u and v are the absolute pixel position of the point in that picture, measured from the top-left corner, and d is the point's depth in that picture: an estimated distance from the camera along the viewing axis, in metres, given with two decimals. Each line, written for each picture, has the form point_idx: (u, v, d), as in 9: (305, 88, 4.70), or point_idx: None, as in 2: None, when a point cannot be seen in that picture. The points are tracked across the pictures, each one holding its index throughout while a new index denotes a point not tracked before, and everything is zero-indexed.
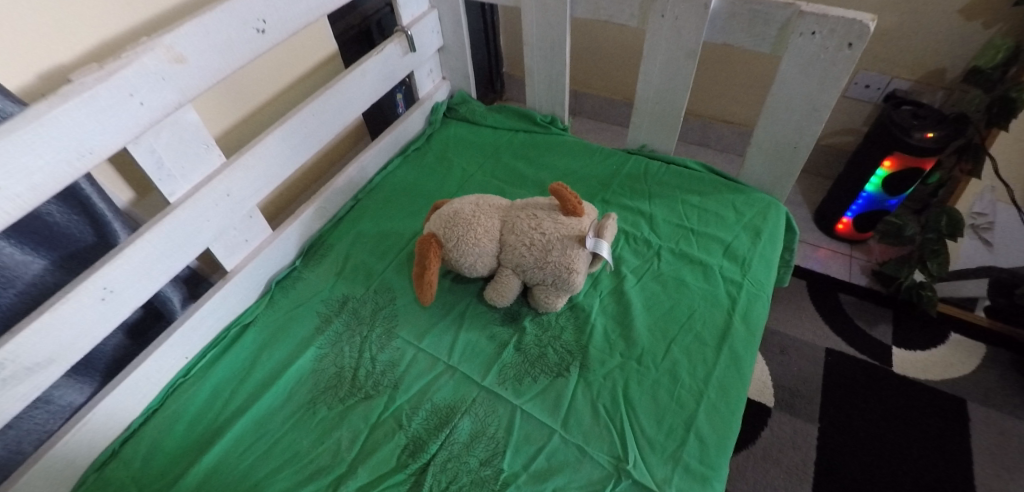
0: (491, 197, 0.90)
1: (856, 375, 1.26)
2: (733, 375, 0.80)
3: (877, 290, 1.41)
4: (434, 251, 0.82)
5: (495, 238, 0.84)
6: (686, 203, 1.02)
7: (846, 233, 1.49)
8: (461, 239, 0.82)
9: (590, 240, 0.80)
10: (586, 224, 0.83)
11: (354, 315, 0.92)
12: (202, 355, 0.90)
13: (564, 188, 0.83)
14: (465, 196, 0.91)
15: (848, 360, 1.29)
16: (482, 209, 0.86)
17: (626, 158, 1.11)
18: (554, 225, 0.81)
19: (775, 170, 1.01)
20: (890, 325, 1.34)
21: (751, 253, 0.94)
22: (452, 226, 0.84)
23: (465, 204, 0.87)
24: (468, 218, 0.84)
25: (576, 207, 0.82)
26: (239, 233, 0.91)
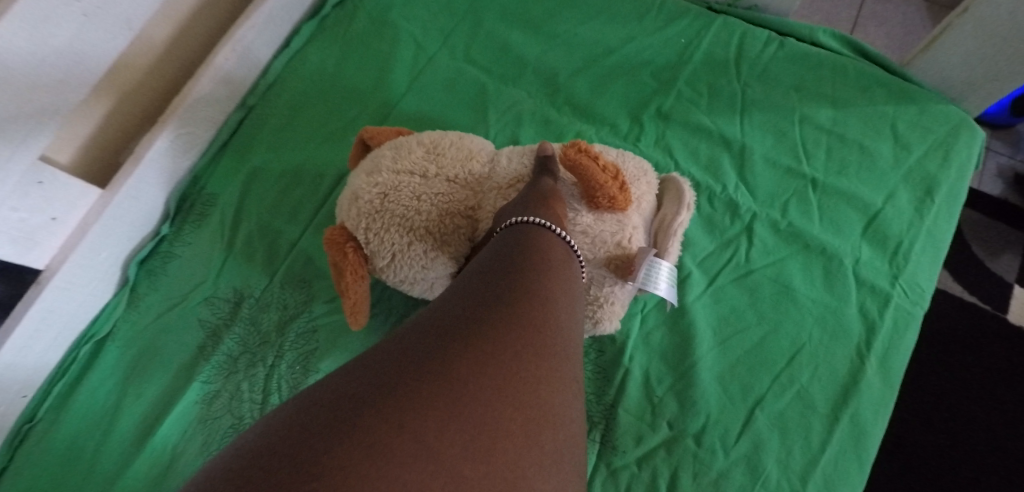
0: (455, 152, 0.48)
1: (958, 323, 0.93)
2: (853, 463, 0.49)
3: (1015, 201, 1.00)
4: (353, 273, 0.44)
5: (461, 248, 0.46)
6: (806, 126, 0.58)
7: (992, 115, 1.01)
8: (399, 257, 0.45)
9: (641, 271, 0.42)
10: (631, 228, 0.43)
11: (255, 330, 0.59)
12: (48, 387, 0.60)
13: (592, 158, 0.42)
14: (406, 143, 0.48)
15: (951, 301, 0.94)
16: (434, 193, 0.45)
17: (705, 20, 0.63)
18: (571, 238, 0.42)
19: (985, 64, 0.55)
20: (1019, 255, 0.97)
21: (913, 231, 0.54)
22: (378, 232, 0.44)
23: (403, 172, 0.46)
24: (409, 215, 0.44)
25: (617, 198, 0.41)
26: (30, 214, 0.53)
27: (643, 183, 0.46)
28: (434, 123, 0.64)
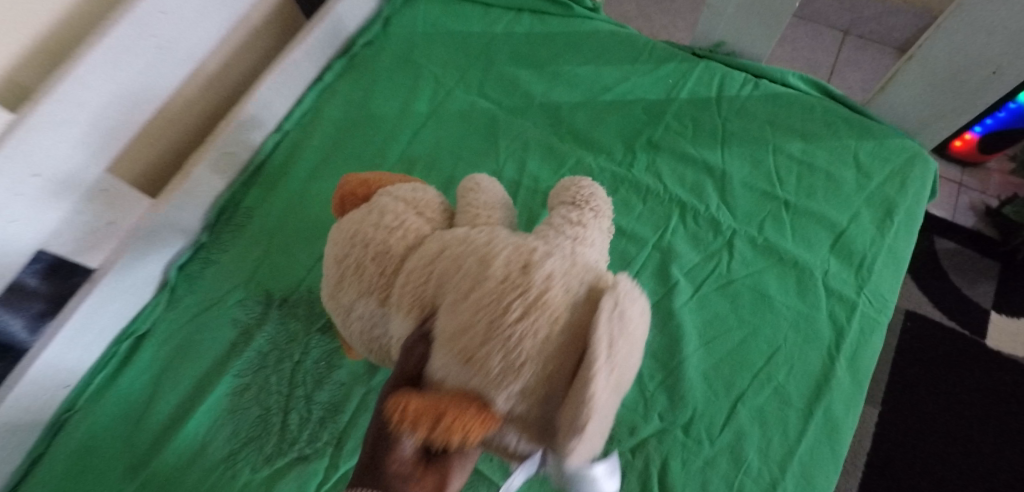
0: (362, 277, 0.45)
1: (940, 347, 0.99)
2: (826, 455, 0.54)
3: (986, 234, 1.07)
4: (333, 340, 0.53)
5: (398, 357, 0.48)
6: (780, 154, 0.66)
7: (961, 154, 1.10)
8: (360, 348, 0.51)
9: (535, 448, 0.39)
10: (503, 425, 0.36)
11: (284, 328, 0.66)
12: (89, 380, 0.66)
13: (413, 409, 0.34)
14: (335, 248, 0.48)
15: (933, 326, 1.00)
16: (357, 317, 0.47)
17: (690, 65, 0.72)
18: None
19: (932, 106, 0.63)
20: (993, 283, 1.03)
21: (875, 248, 0.61)
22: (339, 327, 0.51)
23: (335, 290, 0.48)
24: (349, 328, 0.49)
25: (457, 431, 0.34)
26: (92, 217, 0.60)
27: (515, 381, 0.35)
28: (452, 148, 0.72)
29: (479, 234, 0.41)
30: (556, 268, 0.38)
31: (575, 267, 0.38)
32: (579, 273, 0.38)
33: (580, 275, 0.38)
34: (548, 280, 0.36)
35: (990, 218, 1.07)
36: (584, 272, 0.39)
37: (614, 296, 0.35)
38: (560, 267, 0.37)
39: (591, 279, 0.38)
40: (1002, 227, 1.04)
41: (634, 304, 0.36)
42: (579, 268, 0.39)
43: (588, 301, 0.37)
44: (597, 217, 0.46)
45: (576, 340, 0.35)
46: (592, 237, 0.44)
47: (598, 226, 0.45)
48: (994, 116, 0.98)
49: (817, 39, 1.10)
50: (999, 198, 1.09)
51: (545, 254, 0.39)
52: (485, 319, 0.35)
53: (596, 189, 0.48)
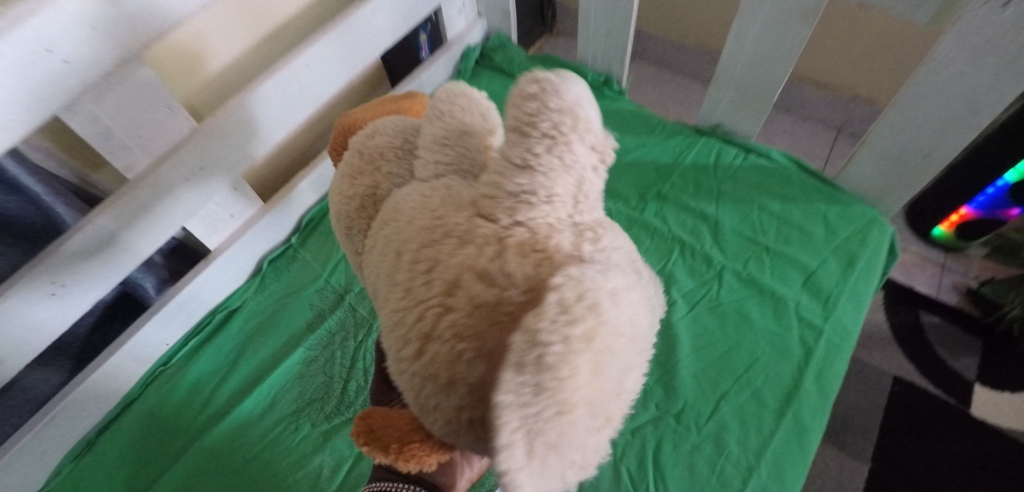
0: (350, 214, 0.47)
1: (926, 413, 1.07)
2: (795, 450, 0.64)
3: (969, 312, 1.18)
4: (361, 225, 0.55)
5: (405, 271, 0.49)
6: (764, 210, 0.82)
7: (943, 240, 1.24)
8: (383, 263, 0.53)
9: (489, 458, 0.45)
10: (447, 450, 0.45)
11: (351, 314, 0.80)
12: (183, 342, 0.80)
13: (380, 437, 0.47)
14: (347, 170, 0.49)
15: (920, 393, 1.09)
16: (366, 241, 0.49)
17: (694, 140, 0.90)
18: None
19: (889, 180, 0.78)
20: (977, 358, 1.13)
21: (840, 288, 0.74)
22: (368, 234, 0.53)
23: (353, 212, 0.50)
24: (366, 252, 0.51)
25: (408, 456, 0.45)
26: (222, 208, 0.77)
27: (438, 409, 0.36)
28: None
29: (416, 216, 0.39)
30: (482, 267, 0.34)
31: (507, 260, 0.34)
32: (523, 257, 0.34)
33: (510, 277, 0.33)
34: (455, 293, 0.34)
35: (971, 298, 1.18)
36: (523, 264, 0.34)
37: (534, 327, 0.29)
38: (486, 266, 0.34)
39: (533, 271, 0.33)
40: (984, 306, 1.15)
41: (578, 343, 0.29)
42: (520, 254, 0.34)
43: (514, 308, 0.32)
44: (572, 132, 0.35)
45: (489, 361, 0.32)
46: (559, 172, 0.35)
47: (572, 149, 0.35)
48: (976, 200, 1.11)
49: (812, 135, 1.29)
50: (980, 280, 1.20)
51: (471, 247, 0.35)
52: (405, 335, 0.36)
53: (553, 99, 0.35)
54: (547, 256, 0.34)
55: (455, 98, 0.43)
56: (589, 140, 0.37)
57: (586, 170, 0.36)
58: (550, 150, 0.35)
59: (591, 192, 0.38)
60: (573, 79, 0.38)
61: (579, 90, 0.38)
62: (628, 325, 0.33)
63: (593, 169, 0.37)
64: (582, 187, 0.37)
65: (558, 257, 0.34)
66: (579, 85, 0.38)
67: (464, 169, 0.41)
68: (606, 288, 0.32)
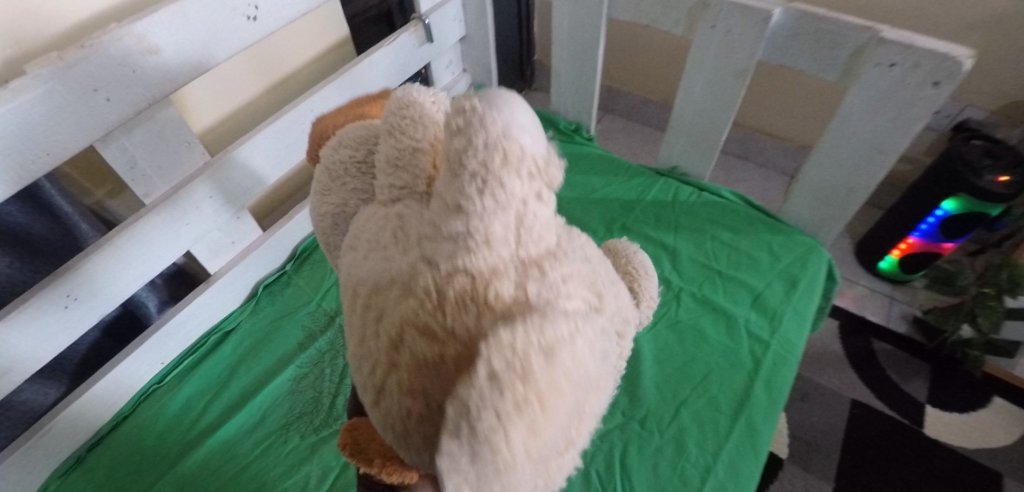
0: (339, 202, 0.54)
1: (884, 434, 1.14)
2: (749, 450, 0.71)
3: (916, 340, 1.28)
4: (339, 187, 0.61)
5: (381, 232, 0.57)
6: (716, 240, 0.92)
7: (890, 273, 1.36)
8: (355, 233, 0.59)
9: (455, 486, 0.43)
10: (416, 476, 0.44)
11: (341, 334, 0.86)
12: (178, 361, 0.84)
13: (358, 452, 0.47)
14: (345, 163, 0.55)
15: (875, 415, 1.17)
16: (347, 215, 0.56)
17: (655, 180, 1.01)
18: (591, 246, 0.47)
19: (822, 212, 0.89)
20: (926, 382, 1.21)
21: (784, 306, 0.83)
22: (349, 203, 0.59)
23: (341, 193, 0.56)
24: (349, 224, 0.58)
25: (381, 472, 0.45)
26: (225, 234, 0.85)
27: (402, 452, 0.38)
28: None
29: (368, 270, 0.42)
30: (425, 321, 0.36)
31: (446, 312, 0.35)
32: (465, 311, 0.35)
33: (449, 330, 0.35)
34: (399, 349, 0.37)
35: (918, 326, 1.29)
36: (463, 314, 0.35)
37: (463, 401, 0.30)
38: (428, 320, 0.36)
39: (471, 323, 0.35)
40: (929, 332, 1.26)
41: (512, 413, 0.29)
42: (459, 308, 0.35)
43: (452, 359, 0.34)
44: (502, 174, 0.35)
45: (432, 411, 0.34)
46: (494, 215, 0.35)
47: (503, 186, 0.35)
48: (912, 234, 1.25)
49: (766, 180, 1.42)
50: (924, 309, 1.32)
51: (415, 299, 0.37)
52: (367, 380, 0.40)
53: (479, 133, 0.35)
54: (484, 306, 0.35)
55: (404, 111, 0.46)
56: (527, 169, 0.36)
57: (525, 203, 0.36)
58: (482, 193, 0.35)
59: (536, 221, 0.37)
60: (508, 98, 0.37)
61: (512, 109, 0.37)
62: (574, 377, 0.32)
63: (535, 197, 0.37)
64: (525, 216, 0.37)
65: (495, 304, 0.35)
66: (514, 102, 0.37)
67: (417, 190, 0.44)
68: (542, 342, 0.31)
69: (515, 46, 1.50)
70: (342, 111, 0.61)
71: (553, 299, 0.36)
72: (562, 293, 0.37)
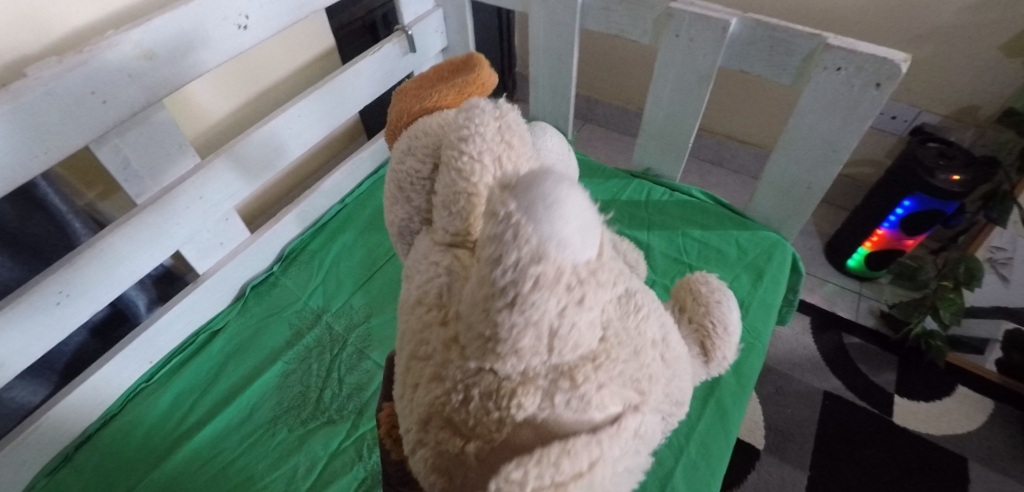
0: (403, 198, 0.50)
1: (855, 423, 1.19)
2: (719, 431, 0.74)
3: (884, 333, 1.33)
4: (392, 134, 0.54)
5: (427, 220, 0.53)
6: (687, 236, 0.97)
7: (858, 271, 1.42)
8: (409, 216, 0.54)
9: None
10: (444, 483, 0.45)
11: (328, 332, 0.89)
12: (166, 361, 0.86)
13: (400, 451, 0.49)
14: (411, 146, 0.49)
15: (846, 405, 1.21)
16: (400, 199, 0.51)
17: (629, 181, 1.06)
18: (648, 314, 0.43)
19: (786, 208, 0.95)
20: (894, 373, 1.27)
21: (750, 297, 0.88)
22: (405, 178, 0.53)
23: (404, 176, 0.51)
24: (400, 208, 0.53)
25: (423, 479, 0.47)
26: (214, 236, 0.87)
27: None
28: None
29: (410, 335, 0.44)
30: (449, 412, 0.38)
31: (473, 409, 0.37)
32: (488, 412, 0.36)
33: (473, 427, 0.37)
34: (426, 430, 0.39)
35: (885, 319, 1.34)
36: (489, 418, 0.36)
37: None
38: (454, 411, 0.38)
39: (497, 428, 0.36)
40: (894, 325, 1.31)
41: None
42: (481, 412, 0.36)
43: (473, 457, 0.36)
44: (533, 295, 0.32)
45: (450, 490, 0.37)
46: (522, 330, 0.33)
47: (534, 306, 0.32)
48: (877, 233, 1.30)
49: (739, 184, 1.48)
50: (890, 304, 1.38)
51: (442, 386, 0.38)
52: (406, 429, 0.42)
53: (511, 251, 0.30)
54: (506, 412, 0.35)
55: (461, 147, 0.42)
56: (564, 285, 0.32)
57: (554, 318, 0.33)
58: (505, 308, 0.32)
59: (573, 329, 0.34)
60: (554, 195, 0.30)
61: (557, 215, 0.30)
62: None
63: (575, 305, 0.33)
64: (561, 326, 0.33)
65: (518, 413, 0.35)
66: (562, 199, 0.30)
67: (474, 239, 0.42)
68: (551, 479, 0.33)
69: (496, 58, 1.55)
70: (424, 89, 0.54)
71: (585, 413, 0.36)
72: (592, 405, 0.36)
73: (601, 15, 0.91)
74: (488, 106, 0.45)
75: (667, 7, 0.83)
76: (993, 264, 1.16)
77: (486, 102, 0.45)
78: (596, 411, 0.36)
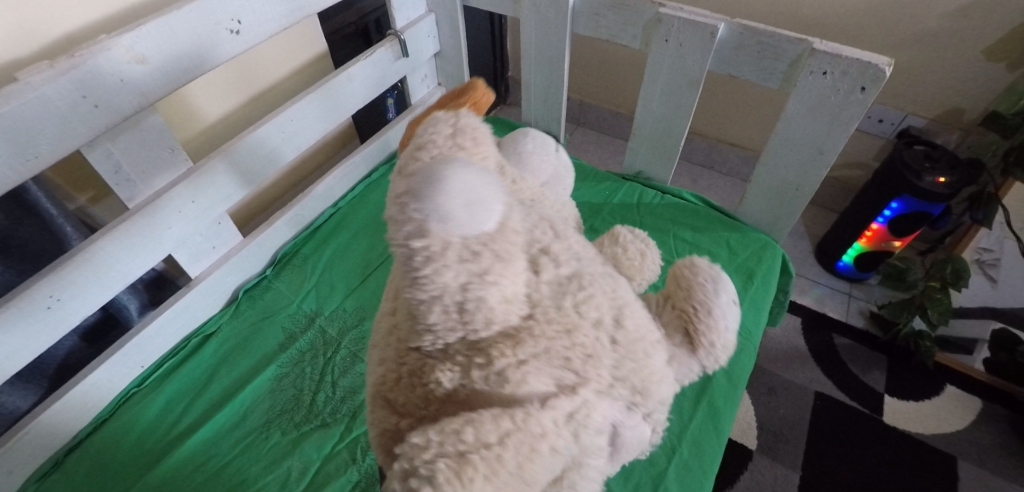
0: None
1: (845, 422, 1.20)
2: (710, 432, 0.75)
3: (874, 334, 1.35)
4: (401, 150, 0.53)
5: None
6: (678, 238, 0.98)
7: (847, 273, 1.43)
8: None
9: None
10: None
11: (322, 335, 0.89)
12: (158, 365, 0.86)
13: None
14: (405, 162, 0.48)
15: (837, 405, 1.23)
16: None
17: (621, 184, 1.07)
18: (595, 295, 0.46)
19: (776, 210, 0.96)
20: (884, 373, 1.28)
21: (741, 298, 0.89)
22: None
23: None
24: None
25: None
26: (206, 240, 0.87)
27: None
28: None
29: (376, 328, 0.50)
30: (386, 391, 0.44)
31: (404, 386, 0.43)
32: (416, 389, 0.43)
33: (405, 406, 0.43)
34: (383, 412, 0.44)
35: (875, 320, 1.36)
36: (423, 396, 0.42)
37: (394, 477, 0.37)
38: (399, 394, 0.43)
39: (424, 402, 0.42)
40: (884, 325, 1.33)
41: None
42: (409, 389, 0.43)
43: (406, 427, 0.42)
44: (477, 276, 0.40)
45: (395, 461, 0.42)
46: (432, 303, 0.41)
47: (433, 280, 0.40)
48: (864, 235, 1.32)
49: (730, 187, 1.49)
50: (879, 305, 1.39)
51: (384, 369, 0.45)
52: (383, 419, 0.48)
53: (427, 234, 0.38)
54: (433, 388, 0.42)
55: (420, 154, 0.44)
56: (455, 258, 0.40)
57: (456, 293, 0.41)
58: (414, 284, 0.41)
59: (480, 305, 0.41)
60: (438, 177, 0.39)
61: (438, 193, 0.38)
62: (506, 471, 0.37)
63: (477, 281, 0.41)
64: (466, 301, 0.41)
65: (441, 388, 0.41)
66: (446, 179, 0.39)
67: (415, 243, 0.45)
68: (455, 448, 0.36)
69: (489, 62, 1.56)
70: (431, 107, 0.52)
71: (502, 387, 0.41)
72: (509, 381, 0.41)
73: (592, 21, 0.92)
74: (447, 115, 0.48)
75: (657, 12, 0.84)
76: (981, 265, 1.21)
77: (444, 113, 0.48)
78: (517, 387, 0.41)
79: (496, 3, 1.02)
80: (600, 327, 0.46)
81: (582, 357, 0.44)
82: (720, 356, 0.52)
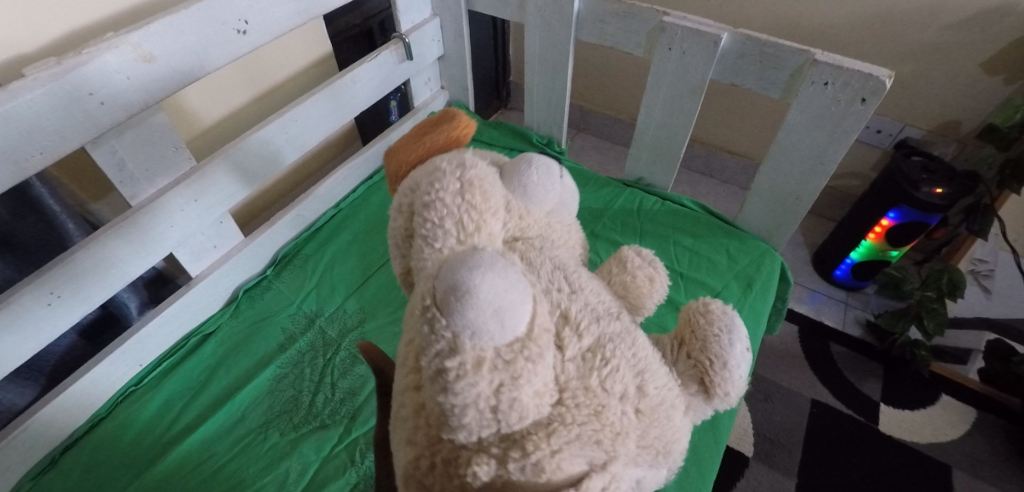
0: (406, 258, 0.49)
1: (841, 430, 1.20)
2: (709, 438, 0.75)
3: (870, 342, 1.36)
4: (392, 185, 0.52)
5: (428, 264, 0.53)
6: (678, 245, 0.98)
7: (844, 282, 1.44)
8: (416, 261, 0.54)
9: None
10: None
11: (321, 336, 0.89)
12: (156, 364, 0.85)
13: None
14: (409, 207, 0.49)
15: (833, 412, 1.23)
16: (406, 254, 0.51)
17: (622, 190, 1.08)
18: (619, 368, 0.43)
19: (776, 218, 0.96)
20: (879, 382, 1.28)
21: (740, 305, 0.89)
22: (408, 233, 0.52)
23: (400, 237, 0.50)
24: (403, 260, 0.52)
25: None
26: (207, 238, 0.87)
27: None
28: None
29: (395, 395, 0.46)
30: (419, 478, 0.40)
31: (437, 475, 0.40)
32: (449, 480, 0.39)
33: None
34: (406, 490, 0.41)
35: (871, 329, 1.37)
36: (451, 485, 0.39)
37: None
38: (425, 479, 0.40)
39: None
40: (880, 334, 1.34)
41: None
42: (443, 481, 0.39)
43: None
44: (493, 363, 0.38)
45: None
46: (465, 407, 0.39)
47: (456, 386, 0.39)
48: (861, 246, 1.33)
49: (729, 194, 1.50)
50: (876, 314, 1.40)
51: (413, 452, 0.41)
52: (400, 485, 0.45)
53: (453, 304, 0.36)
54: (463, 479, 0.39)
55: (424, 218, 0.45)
56: (488, 369, 0.38)
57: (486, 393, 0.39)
58: (444, 388, 0.39)
59: (514, 402, 0.39)
60: (465, 288, 0.38)
61: (470, 306, 0.37)
62: None
63: (509, 382, 0.39)
64: (500, 402, 0.39)
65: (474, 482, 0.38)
66: (473, 290, 0.37)
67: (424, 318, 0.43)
68: None
69: (491, 66, 1.57)
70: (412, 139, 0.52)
71: (536, 475, 0.38)
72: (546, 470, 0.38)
73: (596, 27, 0.93)
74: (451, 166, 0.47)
75: (661, 21, 0.85)
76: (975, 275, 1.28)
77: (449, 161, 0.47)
78: (553, 475, 0.38)
79: (501, 8, 1.02)
80: (626, 400, 0.43)
81: (613, 434, 0.41)
82: (732, 401, 0.48)
